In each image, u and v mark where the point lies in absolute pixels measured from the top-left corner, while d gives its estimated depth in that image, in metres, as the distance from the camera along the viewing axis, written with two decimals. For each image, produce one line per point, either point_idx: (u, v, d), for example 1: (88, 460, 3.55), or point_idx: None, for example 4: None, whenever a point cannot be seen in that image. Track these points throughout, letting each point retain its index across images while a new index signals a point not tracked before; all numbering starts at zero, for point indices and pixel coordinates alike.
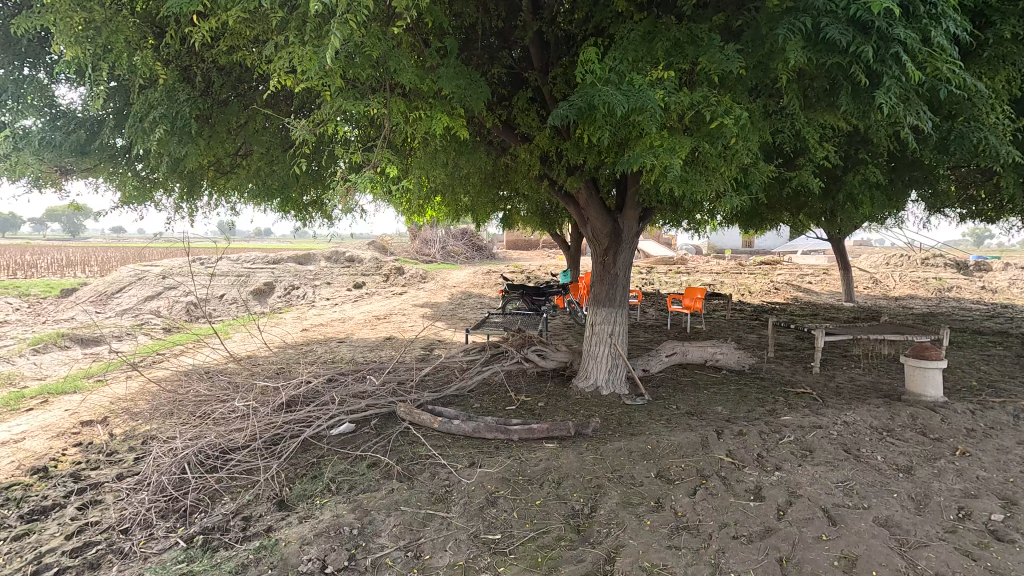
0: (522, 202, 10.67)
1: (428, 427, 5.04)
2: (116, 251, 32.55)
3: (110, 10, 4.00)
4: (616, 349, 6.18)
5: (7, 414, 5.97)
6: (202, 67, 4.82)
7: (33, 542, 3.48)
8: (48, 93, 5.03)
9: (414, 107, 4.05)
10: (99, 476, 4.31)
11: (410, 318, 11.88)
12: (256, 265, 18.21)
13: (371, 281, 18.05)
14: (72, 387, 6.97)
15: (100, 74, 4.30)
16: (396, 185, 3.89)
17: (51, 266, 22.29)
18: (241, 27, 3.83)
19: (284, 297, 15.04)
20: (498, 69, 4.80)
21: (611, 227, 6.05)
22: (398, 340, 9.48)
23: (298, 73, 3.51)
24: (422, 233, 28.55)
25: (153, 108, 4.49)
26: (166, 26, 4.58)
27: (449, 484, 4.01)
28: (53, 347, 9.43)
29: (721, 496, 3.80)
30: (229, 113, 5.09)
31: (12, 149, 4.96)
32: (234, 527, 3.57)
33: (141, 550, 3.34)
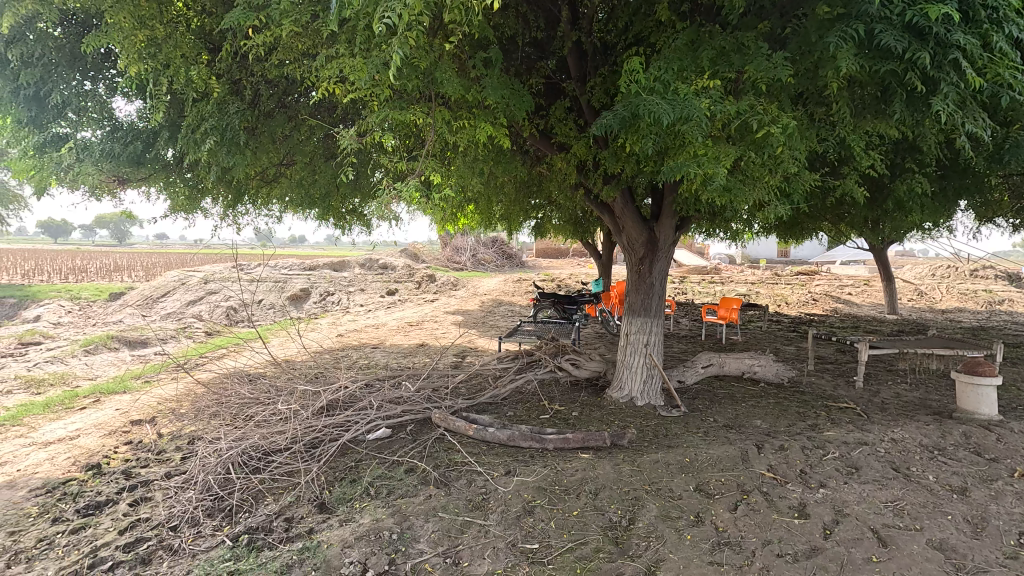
0: (554, 211, 10.69)
1: (462, 434, 5.07)
2: (158, 257, 33.88)
3: (169, 28, 4.18)
4: (651, 359, 6.10)
5: (63, 412, 6.26)
6: (252, 81, 4.96)
7: (89, 536, 3.61)
8: (107, 106, 5.24)
9: (457, 117, 4.08)
10: (149, 474, 4.46)
11: (442, 325, 11.98)
12: (292, 271, 18.70)
13: (404, 287, 18.31)
14: (122, 386, 7.28)
15: (157, 88, 4.49)
16: (439, 194, 3.95)
17: (100, 271, 23.37)
18: (292, 41, 3.94)
19: (320, 303, 15.39)
20: (536, 79, 4.85)
21: (647, 236, 6.00)
22: (431, 346, 9.58)
23: (346, 85, 3.60)
24: (452, 241, 28.91)
25: (205, 120, 4.67)
26: (220, 41, 4.74)
27: (486, 492, 4.02)
28: (103, 349, 9.82)
29: (763, 513, 3.72)
30: (275, 124, 5.25)
31: (74, 160, 5.18)
32: (278, 527, 3.64)
33: (190, 547, 3.44)
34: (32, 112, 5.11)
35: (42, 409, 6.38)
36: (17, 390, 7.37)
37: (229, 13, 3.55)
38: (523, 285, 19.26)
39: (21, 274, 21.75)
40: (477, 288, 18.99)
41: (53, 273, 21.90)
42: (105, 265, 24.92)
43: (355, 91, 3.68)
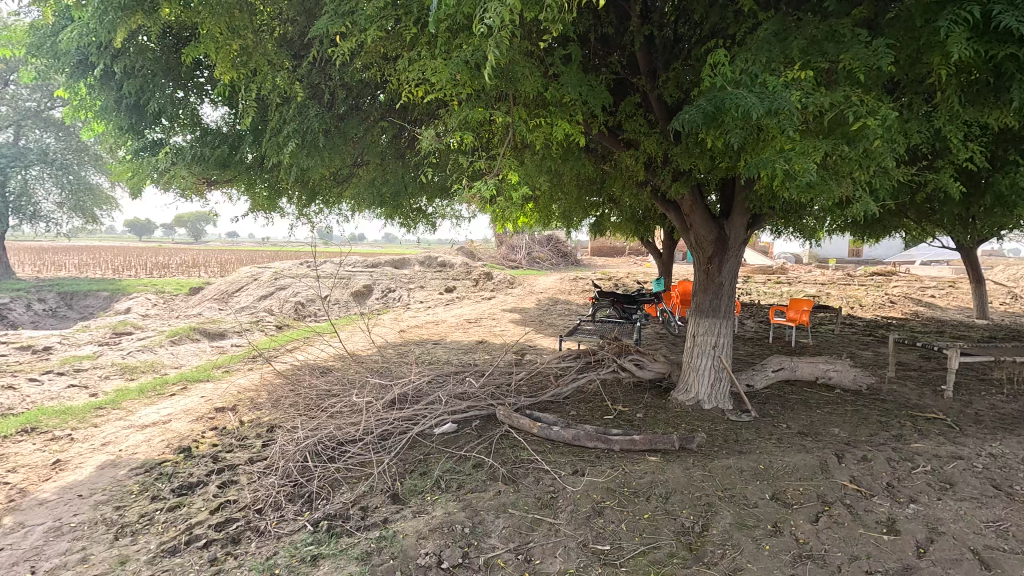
0: (614, 209, 10.54)
1: (527, 431, 5.07)
2: (231, 253, 35.91)
3: (257, 36, 4.40)
4: (720, 362, 5.90)
5: (155, 398, 6.74)
6: (330, 85, 5.12)
7: (184, 513, 3.86)
8: (196, 112, 5.56)
9: (535, 116, 4.13)
10: (234, 459, 4.72)
11: (501, 323, 12.07)
12: (356, 268, 19.34)
13: (461, 285, 18.57)
14: (206, 375, 7.76)
15: (246, 94, 4.73)
16: (517, 192, 4.04)
17: (181, 266, 25.02)
18: (375, 46, 4.08)
19: (382, 299, 15.85)
20: (606, 76, 4.78)
21: (716, 233, 5.82)
22: (490, 343, 9.67)
23: (427, 86, 3.72)
24: (508, 239, 29.07)
25: (287, 124, 4.89)
26: (301, 47, 4.95)
27: (554, 491, 4.01)
28: (187, 339, 10.48)
29: (849, 526, 3.53)
30: (349, 126, 5.42)
31: (168, 163, 5.54)
32: (354, 515, 3.77)
33: (275, 530, 3.62)
34: (134, 121, 5.49)
35: (137, 394, 6.89)
36: (114, 377, 8.00)
37: (319, 21, 3.75)
38: (579, 283, 19.12)
39: (113, 269, 23.55)
40: (533, 286, 19.01)
41: (140, 269, 23.63)
42: (186, 261, 26.64)
43: (436, 92, 3.80)
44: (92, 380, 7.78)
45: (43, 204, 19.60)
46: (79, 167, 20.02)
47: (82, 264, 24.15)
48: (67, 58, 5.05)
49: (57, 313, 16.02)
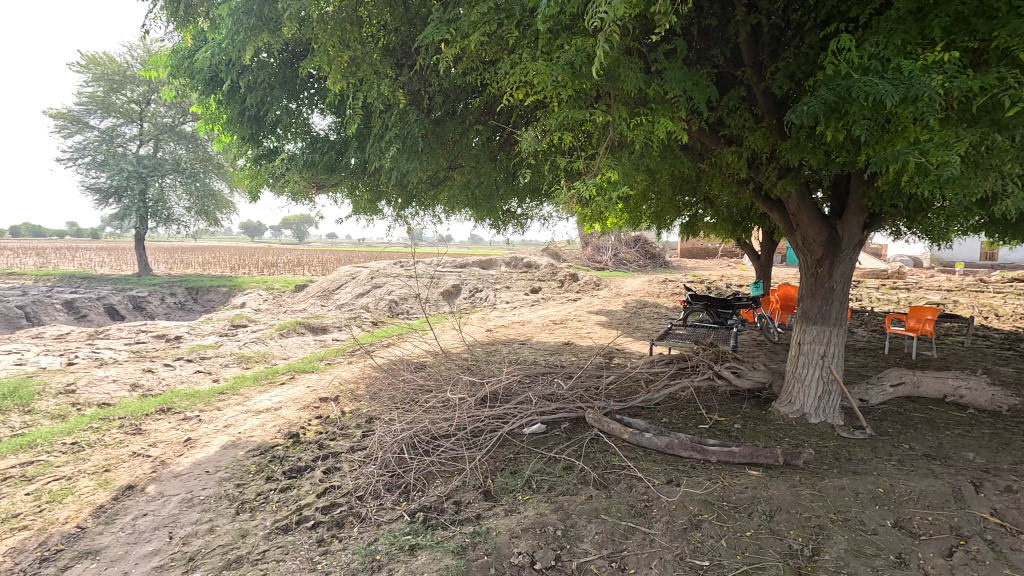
0: (709, 208, 10.07)
1: (617, 436, 4.95)
2: (332, 253, 38.45)
3: (364, 47, 4.65)
4: (830, 373, 5.43)
5: (268, 386, 7.32)
6: (429, 91, 5.26)
7: (294, 494, 4.13)
8: (307, 121, 5.93)
9: (635, 113, 4.07)
10: (337, 447, 4.99)
11: (587, 325, 11.94)
12: (445, 268, 19.97)
13: (547, 286, 18.60)
14: (311, 366, 8.33)
15: (353, 103, 5.01)
16: (616, 191, 4.02)
17: (289, 265, 27.10)
18: (477, 52, 4.18)
19: (469, 299, 16.24)
20: (707, 70, 4.57)
21: (827, 235, 5.35)
22: (577, 345, 9.59)
23: (529, 87, 3.79)
24: (594, 240, 28.76)
25: (389, 130, 5.13)
26: (403, 56, 5.15)
27: (648, 499, 3.89)
28: (294, 332, 11.31)
29: (990, 565, 3.12)
30: (447, 129, 5.55)
31: (284, 169, 5.98)
32: (448, 509, 3.87)
33: (375, 517, 3.78)
34: (254, 132, 5.92)
35: (253, 382, 7.52)
36: (233, 365, 8.80)
37: (426, 30, 3.95)
38: (669, 286, 18.50)
39: (232, 267, 25.98)
40: (620, 288, 18.65)
41: (254, 268, 25.88)
42: (293, 261, 28.81)
43: (538, 93, 3.86)
44: (216, 368, 8.60)
45: (176, 208, 21.97)
46: (205, 175, 22.24)
47: (206, 263, 26.83)
48: (201, 76, 5.60)
49: (186, 306, 17.92)
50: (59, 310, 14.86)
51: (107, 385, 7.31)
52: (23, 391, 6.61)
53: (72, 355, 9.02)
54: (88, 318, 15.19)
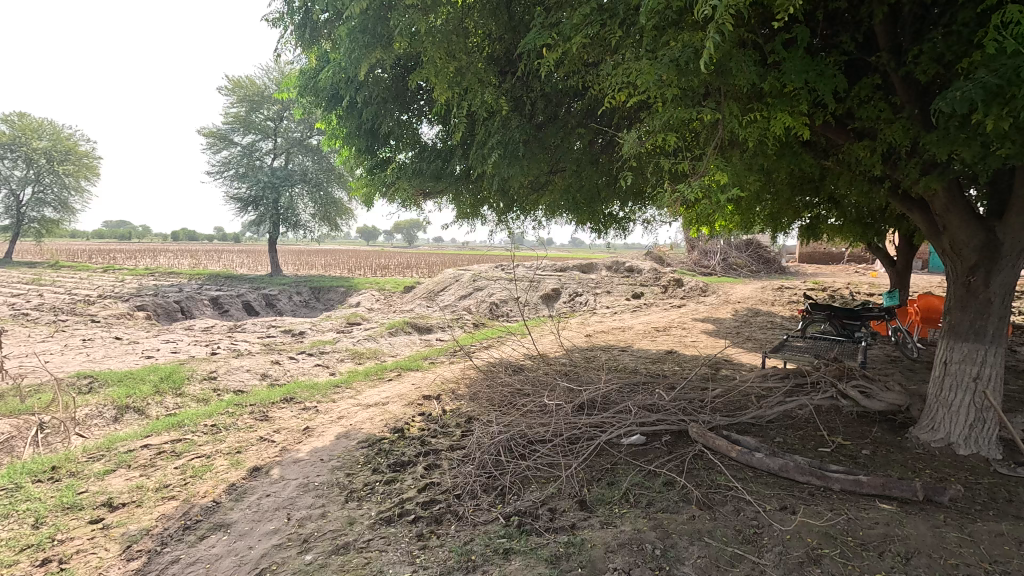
0: (834, 210, 9.17)
1: (724, 454, 4.63)
2: (437, 256, 40.15)
3: (469, 57, 4.77)
4: (983, 399, 4.70)
5: (377, 382, 7.77)
6: (531, 96, 5.26)
7: (397, 487, 4.31)
8: (416, 131, 6.15)
9: (750, 108, 3.79)
10: (438, 444, 5.15)
11: (692, 333, 11.39)
12: (545, 271, 20.05)
13: (649, 291, 18.02)
14: (416, 365, 8.72)
15: (458, 112, 5.16)
16: (726, 193, 3.77)
17: (399, 268, 28.70)
18: (579, 54, 4.12)
19: (569, 303, 16.16)
20: (834, 58, 4.15)
21: (983, 238, 4.59)
22: (681, 354, 9.17)
23: (632, 87, 3.67)
24: (701, 244, 27.44)
25: (492, 137, 5.22)
26: (507, 64, 5.21)
27: (758, 526, 3.59)
28: (402, 331, 11.92)
29: None
30: (548, 134, 5.49)
31: (394, 178, 6.29)
32: (543, 515, 3.83)
33: (472, 516, 3.84)
34: (368, 143, 6.24)
35: (364, 377, 8.03)
36: (348, 360, 9.46)
37: (530, 35, 3.97)
38: (785, 293, 17.14)
39: (349, 269, 28.04)
40: (729, 295, 17.61)
41: (368, 270, 27.73)
42: (402, 263, 30.48)
43: (642, 93, 3.73)
44: (332, 362, 9.30)
45: (302, 215, 24.15)
46: (328, 185, 24.20)
47: (327, 265, 29.19)
48: (324, 94, 6.06)
49: (309, 304, 19.62)
50: (207, 305, 16.92)
51: (242, 374, 8.17)
52: (176, 375, 7.58)
53: (215, 346, 10.21)
54: (229, 313, 17.14)
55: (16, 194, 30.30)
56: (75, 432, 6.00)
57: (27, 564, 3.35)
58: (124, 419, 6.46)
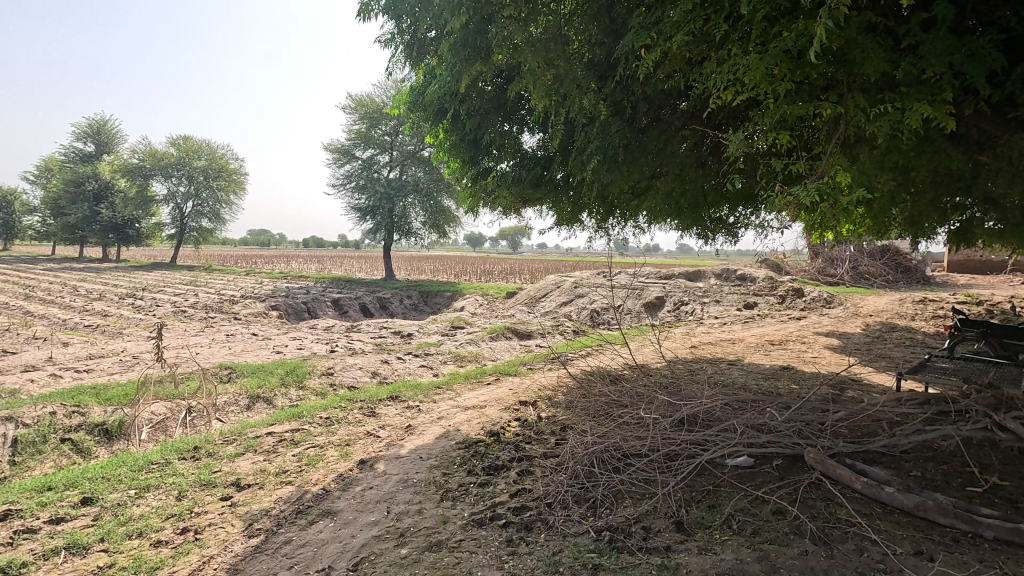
0: (992, 212, 7.94)
1: (846, 485, 4.15)
2: (540, 262, 40.56)
3: (569, 64, 4.73)
4: None
5: (476, 385, 7.97)
6: (633, 100, 5.07)
7: (490, 490, 4.36)
8: (516, 141, 6.17)
9: (880, 99, 3.38)
10: (532, 450, 5.13)
11: (812, 348, 10.42)
12: (650, 278, 19.43)
13: (764, 301, 16.79)
14: (514, 370, 8.82)
15: (557, 119, 5.13)
16: (851, 195, 3.38)
17: (503, 274, 29.32)
18: (682, 53, 3.93)
19: (674, 313, 15.52)
20: (989, 38, 3.60)
21: None
22: (798, 371, 8.42)
23: (740, 83, 3.43)
24: (826, 251, 25.08)
25: (591, 142, 5.13)
26: (607, 68, 5.09)
27: (886, 570, 3.16)
28: (502, 336, 12.14)
29: None
30: (650, 138, 5.26)
31: (495, 187, 6.37)
32: (636, 534, 3.67)
33: (562, 527, 3.77)
34: (471, 154, 6.37)
35: (464, 379, 8.27)
36: (450, 363, 9.81)
37: (630, 36, 3.87)
38: (929, 306, 15.14)
39: (456, 275, 29.16)
40: (859, 308, 15.90)
41: (473, 276, 28.64)
42: (506, 269, 31.12)
43: (751, 89, 3.47)
44: (436, 364, 9.69)
45: (414, 223, 25.64)
46: (438, 194, 25.37)
47: (436, 270, 30.59)
48: (431, 109, 6.34)
49: (419, 308, 20.68)
50: (329, 307, 18.46)
51: (355, 371, 8.79)
52: (300, 370, 8.33)
53: (334, 345, 11.09)
54: (348, 315, 18.56)
55: (181, 208, 35.21)
56: (216, 416, 6.80)
57: (171, 530, 3.83)
58: (255, 407, 7.21)
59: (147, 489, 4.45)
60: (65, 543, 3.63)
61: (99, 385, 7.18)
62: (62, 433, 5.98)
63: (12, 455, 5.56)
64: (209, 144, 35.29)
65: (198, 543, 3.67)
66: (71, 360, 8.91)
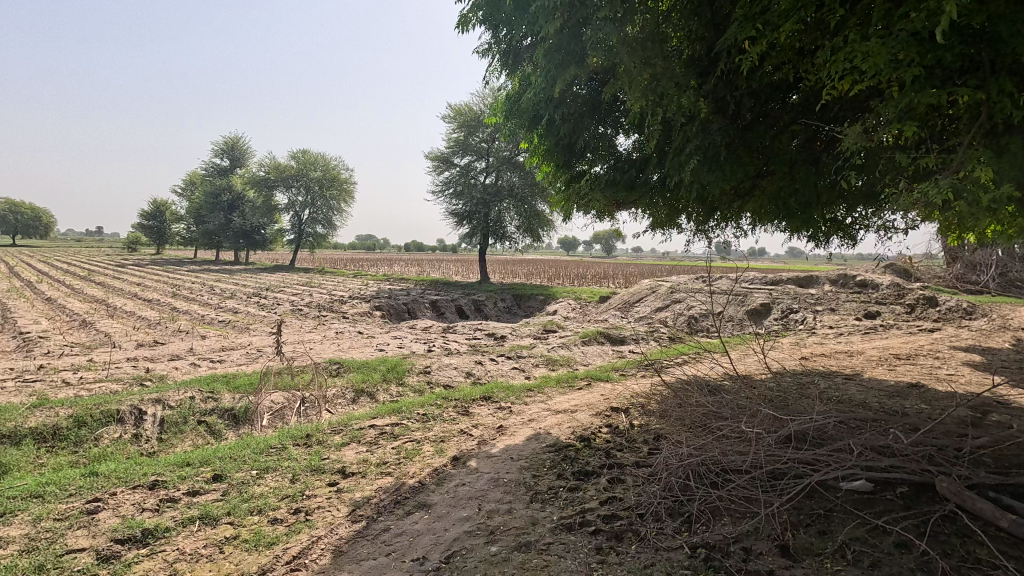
0: None
1: (989, 523, 3.62)
2: (635, 267, 39.62)
3: (667, 63, 4.58)
4: None
5: (567, 389, 7.95)
6: (736, 96, 4.76)
7: (580, 496, 4.31)
8: (611, 144, 5.99)
9: None
10: (623, 457, 5.00)
11: (949, 364, 9.24)
12: (754, 284, 18.27)
13: (889, 310, 15.15)
14: (606, 375, 8.68)
15: (653, 120, 4.96)
16: (997, 191, 2.97)
17: (596, 278, 28.97)
18: (793, 42, 3.66)
19: (781, 321, 14.47)
20: None
21: None
22: (929, 389, 7.51)
23: (859, 71, 3.14)
24: (967, 255, 22.16)
25: (690, 142, 4.92)
26: (707, 65, 4.84)
27: None
28: (595, 340, 11.99)
29: None
30: (756, 134, 4.92)
31: (589, 190, 6.24)
32: (735, 554, 3.46)
33: (654, 540, 3.64)
34: (565, 158, 6.31)
35: (555, 383, 8.27)
36: (542, 366, 9.86)
37: (734, 28, 3.69)
38: None
39: (548, 279, 29.27)
40: (1009, 320, 13.87)
41: (566, 280, 28.59)
42: (599, 273, 30.71)
43: (873, 78, 3.16)
44: (528, 366, 9.79)
45: (509, 228, 26.24)
46: (532, 199, 25.62)
47: (529, 274, 30.88)
48: (526, 115, 6.38)
49: (512, 311, 21.00)
50: (427, 308, 19.28)
51: (450, 370, 9.10)
52: (400, 367, 8.78)
53: (431, 345, 11.55)
54: (445, 316, 19.27)
55: (299, 215, 38.50)
56: (326, 408, 7.37)
57: (285, 510, 4.19)
58: (360, 401, 7.70)
59: (267, 471, 4.91)
60: (200, 513, 4.11)
61: (229, 375, 8.03)
62: (199, 415, 6.77)
63: (160, 432, 6.39)
64: (324, 156, 38.36)
65: (307, 523, 3.99)
66: (207, 352, 10.06)
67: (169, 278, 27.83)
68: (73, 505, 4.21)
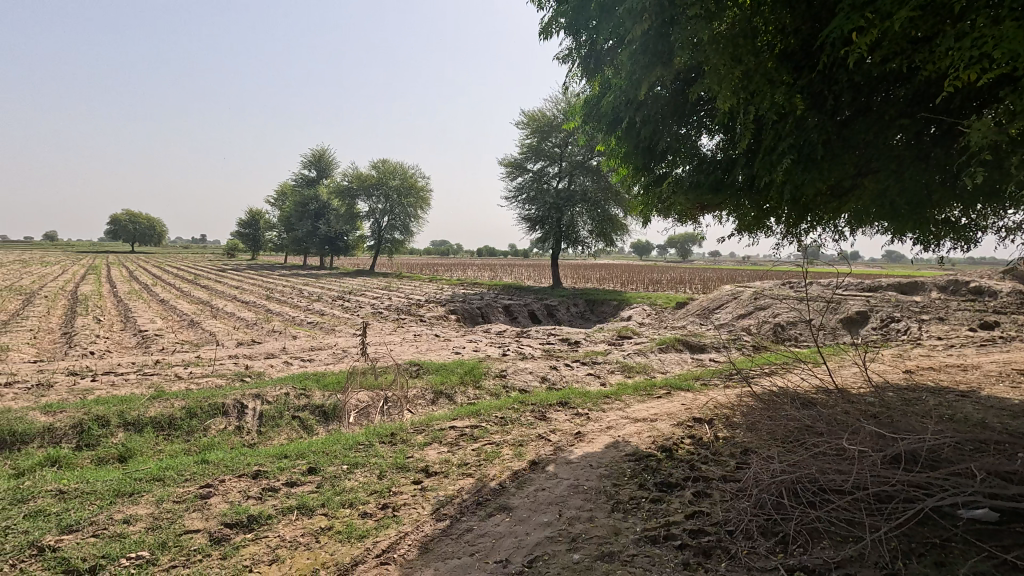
0: None
1: None
2: (712, 272, 38.06)
3: (759, 58, 4.37)
4: None
5: (646, 397, 7.75)
6: (836, 90, 4.44)
7: (663, 509, 4.17)
8: (694, 145, 5.73)
9: None
10: (709, 471, 4.79)
11: None
12: (848, 290, 17.02)
13: (1010, 320, 13.58)
14: (686, 384, 8.39)
15: (743, 119, 4.74)
16: None
17: (671, 283, 28.13)
18: (905, 29, 3.39)
19: (880, 331, 13.37)
20: None
21: None
22: None
23: (987, 56, 2.85)
24: None
25: (782, 140, 4.64)
26: (802, 58, 4.56)
27: None
28: (673, 347, 11.63)
29: None
30: (858, 129, 4.55)
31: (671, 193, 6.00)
32: None
33: (746, 560, 3.46)
34: (645, 161, 6.11)
35: (633, 391, 8.09)
36: (618, 373, 9.69)
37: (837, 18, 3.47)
38: None
39: (622, 284, 28.76)
40: None
41: (640, 285, 27.98)
42: (675, 279, 29.78)
43: (1004, 62, 2.85)
44: (604, 373, 9.65)
45: (582, 232, 26.06)
46: (606, 202, 25.29)
47: (601, 279, 30.50)
48: (605, 118, 6.28)
49: (585, 316, 20.82)
50: (501, 312, 19.51)
51: (526, 375, 9.15)
52: (476, 370, 8.94)
53: (506, 349, 11.67)
54: (518, 321, 19.43)
55: (379, 222, 40.26)
56: (407, 408, 7.63)
57: (374, 505, 4.38)
58: (439, 402, 7.91)
59: (356, 466, 5.15)
60: (297, 503, 4.37)
61: (319, 373, 8.52)
62: (293, 411, 7.22)
63: (259, 426, 6.88)
64: (402, 165, 39.92)
65: (395, 519, 4.14)
66: (299, 351, 10.72)
67: (263, 282, 29.94)
68: (189, 489, 4.62)
